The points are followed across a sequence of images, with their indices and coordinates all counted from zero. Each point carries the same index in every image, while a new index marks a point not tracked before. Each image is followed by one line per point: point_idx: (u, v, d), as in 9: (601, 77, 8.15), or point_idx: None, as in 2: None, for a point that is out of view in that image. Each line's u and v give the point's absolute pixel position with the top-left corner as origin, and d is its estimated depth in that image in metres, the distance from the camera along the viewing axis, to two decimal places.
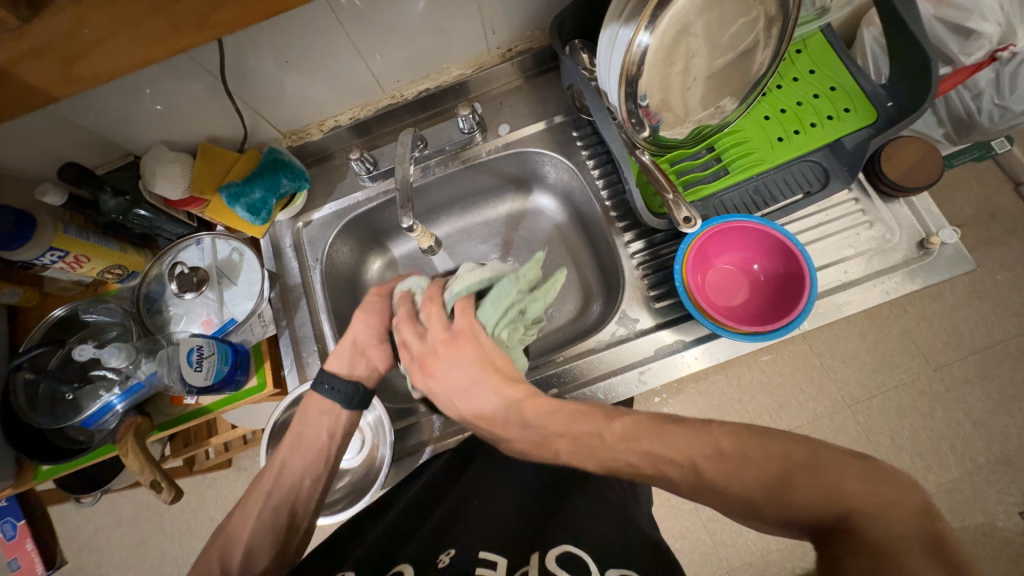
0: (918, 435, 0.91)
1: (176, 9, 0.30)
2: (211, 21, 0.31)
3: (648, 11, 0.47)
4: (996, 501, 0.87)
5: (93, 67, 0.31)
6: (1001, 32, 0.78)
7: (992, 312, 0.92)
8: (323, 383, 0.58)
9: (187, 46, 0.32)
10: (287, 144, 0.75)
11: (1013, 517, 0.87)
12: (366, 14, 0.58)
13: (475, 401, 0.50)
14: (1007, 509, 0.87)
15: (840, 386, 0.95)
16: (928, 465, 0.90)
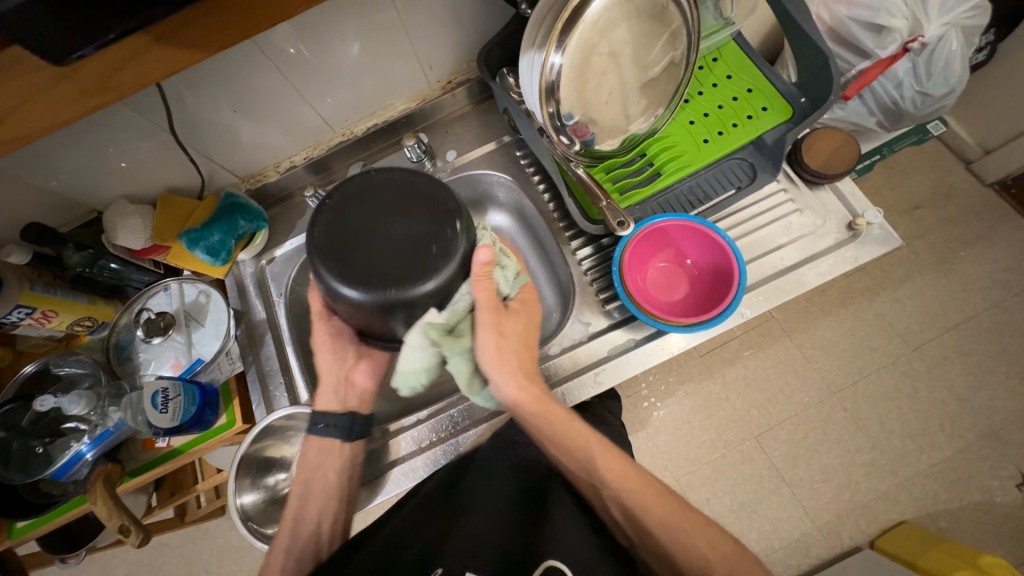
0: (906, 416, 1.10)
1: (77, 76, 0.33)
2: (110, 84, 0.34)
3: (554, 37, 0.51)
4: (993, 478, 1.05)
5: (7, 132, 0.33)
6: (909, 24, 0.83)
7: (961, 290, 1.15)
8: (318, 423, 0.62)
9: (91, 107, 0.35)
10: (245, 187, 0.78)
11: (1010, 490, 1.04)
12: (305, 62, 0.62)
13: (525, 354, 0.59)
14: (1003, 484, 1.04)
15: (824, 375, 1.14)
16: (920, 447, 1.08)
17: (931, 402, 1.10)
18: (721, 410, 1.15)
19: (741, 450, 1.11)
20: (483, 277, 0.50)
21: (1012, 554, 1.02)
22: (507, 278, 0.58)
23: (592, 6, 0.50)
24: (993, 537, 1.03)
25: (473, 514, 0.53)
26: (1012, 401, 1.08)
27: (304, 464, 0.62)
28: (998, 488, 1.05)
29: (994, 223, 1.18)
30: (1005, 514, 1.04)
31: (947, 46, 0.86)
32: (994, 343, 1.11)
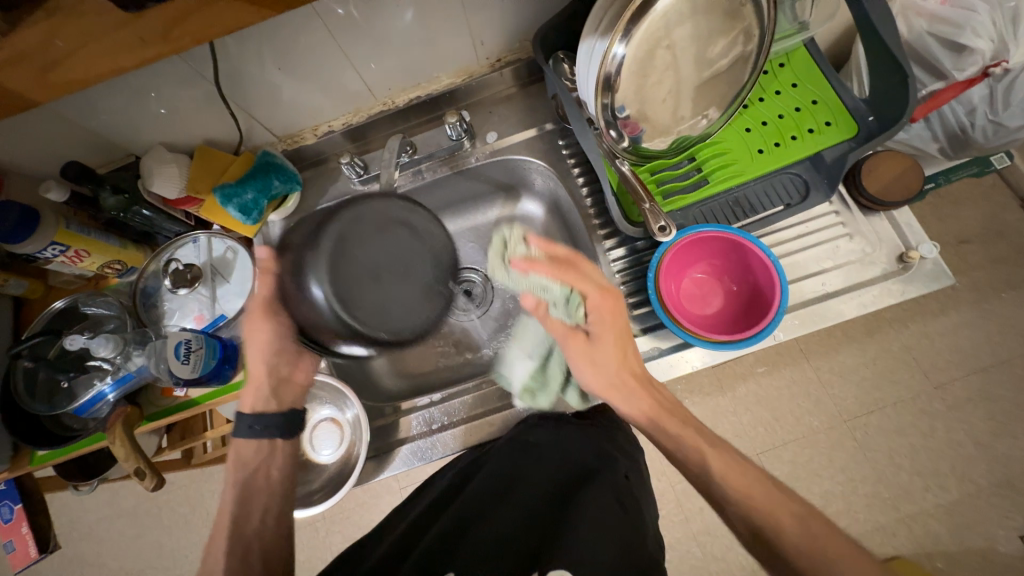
0: (917, 453, 1.07)
1: (136, 26, 0.32)
2: (178, 35, 0.34)
3: (621, 26, 0.48)
4: (999, 526, 1.03)
5: (68, 73, 0.34)
6: (994, 47, 0.77)
7: (997, 332, 1.10)
8: (252, 424, 0.60)
9: (150, 57, 0.35)
10: (281, 147, 0.77)
11: (1015, 541, 1.02)
12: (354, 24, 0.60)
13: (621, 353, 0.57)
14: (1008, 535, 1.02)
15: (838, 402, 1.11)
16: (928, 486, 1.06)
17: (946, 443, 1.07)
18: (726, 423, 1.14)
19: None
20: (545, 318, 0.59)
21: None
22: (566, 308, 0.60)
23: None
24: None
25: (483, 525, 0.55)
26: None
27: (239, 464, 0.60)
28: (1002, 537, 1.02)
29: None
30: (1007, 564, 1.01)
31: None
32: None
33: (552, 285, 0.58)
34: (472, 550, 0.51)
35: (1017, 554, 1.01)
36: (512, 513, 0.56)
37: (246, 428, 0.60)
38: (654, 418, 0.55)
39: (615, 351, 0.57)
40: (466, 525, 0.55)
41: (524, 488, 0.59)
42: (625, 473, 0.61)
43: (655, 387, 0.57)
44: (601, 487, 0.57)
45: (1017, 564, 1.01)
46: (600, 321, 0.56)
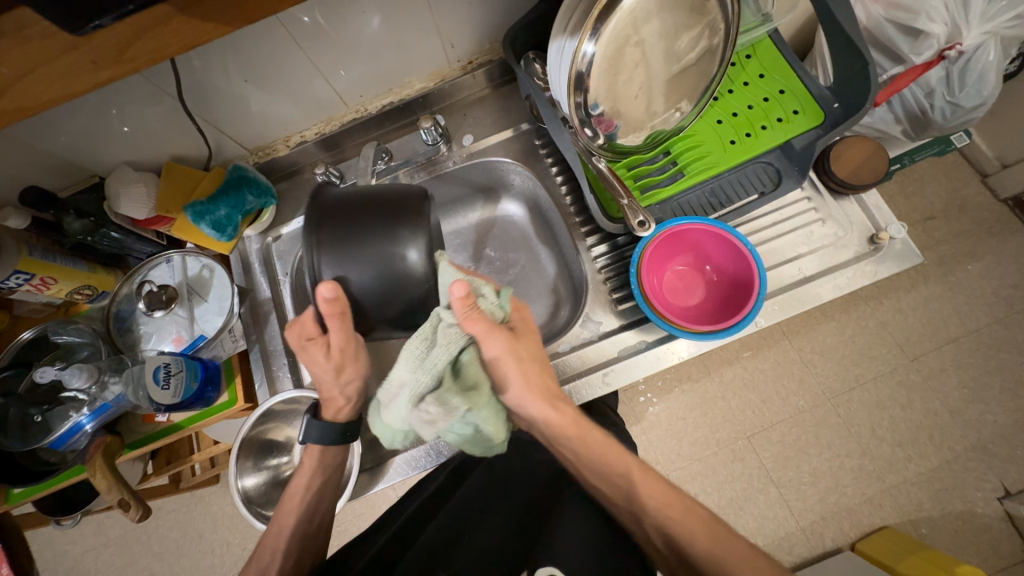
0: (897, 424, 1.11)
1: (88, 48, 0.31)
2: (139, 53, 0.33)
3: (589, 24, 0.48)
4: (977, 490, 1.07)
5: (16, 101, 0.32)
6: (948, 31, 0.80)
7: (965, 303, 1.15)
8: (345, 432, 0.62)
9: (108, 77, 0.34)
10: (253, 161, 0.75)
11: (993, 503, 1.06)
12: (321, 32, 0.59)
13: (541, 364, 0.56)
14: (986, 497, 1.07)
15: (821, 381, 1.15)
16: (908, 456, 1.10)
17: (924, 413, 1.11)
18: (716, 409, 1.17)
19: (733, 449, 1.14)
20: (472, 315, 0.49)
21: (986, 562, 1.05)
22: (495, 302, 0.54)
23: None
24: (971, 546, 1.06)
25: (479, 522, 0.55)
26: (1003, 416, 1.09)
27: (319, 466, 0.61)
28: (980, 499, 1.07)
29: (1006, 237, 1.17)
30: (985, 523, 1.06)
31: (984, 57, 0.83)
32: (992, 357, 1.12)
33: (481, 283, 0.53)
34: (470, 546, 0.52)
35: (994, 514, 1.06)
36: (506, 509, 0.57)
37: (335, 436, 0.60)
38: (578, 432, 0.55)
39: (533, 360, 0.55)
40: (461, 522, 0.55)
41: (515, 487, 0.60)
42: None
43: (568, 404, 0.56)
44: None
45: (994, 523, 1.06)
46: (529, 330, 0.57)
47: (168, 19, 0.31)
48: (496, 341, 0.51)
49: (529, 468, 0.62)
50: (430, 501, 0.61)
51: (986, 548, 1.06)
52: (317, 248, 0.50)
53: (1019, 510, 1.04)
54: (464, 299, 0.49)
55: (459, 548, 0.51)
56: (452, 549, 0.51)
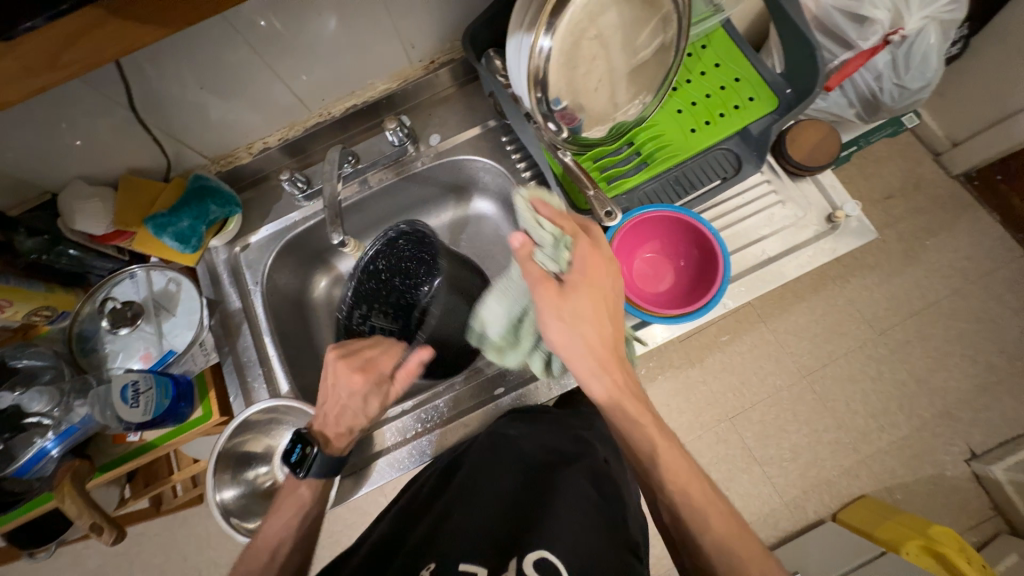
0: (869, 397, 1.16)
1: (19, 52, 0.30)
2: (64, 58, 0.32)
3: (544, 19, 0.49)
4: (946, 453, 1.13)
5: None
6: (891, 17, 0.84)
7: (924, 278, 1.20)
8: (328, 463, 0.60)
9: (43, 85, 0.33)
10: (215, 170, 0.74)
11: (961, 465, 1.12)
12: (276, 35, 0.58)
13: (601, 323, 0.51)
14: (955, 459, 1.12)
15: (794, 359, 1.18)
16: (880, 425, 1.15)
17: (893, 383, 1.16)
18: (698, 393, 1.20)
19: (716, 431, 1.17)
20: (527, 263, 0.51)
21: (957, 520, 1.12)
22: (552, 253, 0.52)
23: None
24: (943, 507, 1.11)
25: (464, 510, 0.54)
26: (965, 382, 1.15)
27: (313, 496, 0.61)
28: (949, 462, 1.12)
29: (958, 211, 1.24)
30: (954, 484, 1.12)
31: (925, 40, 0.87)
32: (954, 327, 1.18)
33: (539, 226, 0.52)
34: (455, 536, 0.50)
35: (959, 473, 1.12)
36: (490, 498, 0.55)
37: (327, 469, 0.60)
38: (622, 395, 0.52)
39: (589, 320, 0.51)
40: (445, 515, 0.54)
41: (499, 478, 0.58)
42: (604, 459, 0.65)
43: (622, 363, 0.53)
44: (583, 472, 0.60)
45: (962, 483, 1.11)
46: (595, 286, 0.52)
47: (99, 23, 0.31)
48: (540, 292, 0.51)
49: (512, 458, 0.61)
50: (417, 500, 0.61)
51: (957, 508, 1.12)
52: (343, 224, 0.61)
53: (983, 469, 1.10)
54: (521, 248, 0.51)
55: (443, 540, 0.50)
56: (436, 535, 0.51)
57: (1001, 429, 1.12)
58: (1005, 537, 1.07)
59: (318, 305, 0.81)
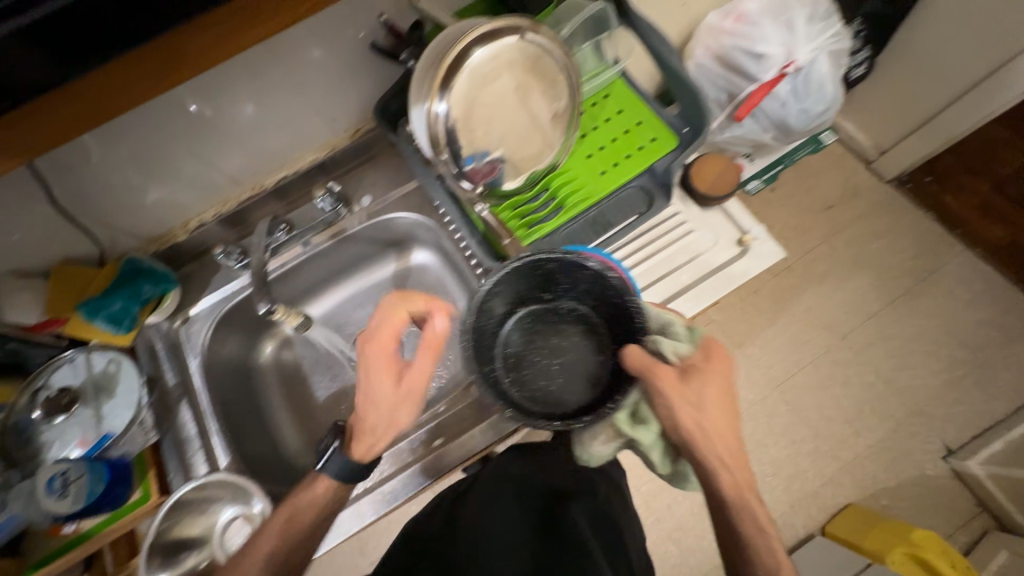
0: (841, 402, 1.37)
1: None
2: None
3: (434, 89, 0.55)
4: (926, 453, 1.32)
5: None
6: (784, 51, 0.94)
7: (852, 297, 1.44)
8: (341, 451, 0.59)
9: None
10: (151, 249, 0.75)
11: (941, 462, 1.31)
12: (195, 121, 0.62)
13: (726, 416, 0.57)
14: (933, 458, 1.31)
15: (765, 370, 1.40)
16: (857, 429, 1.35)
17: (862, 386, 1.38)
18: None
19: None
20: (652, 366, 0.58)
21: (913, 507, 1.29)
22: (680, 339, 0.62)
23: (470, 56, 0.55)
24: (901, 499, 1.29)
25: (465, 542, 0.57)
26: (931, 378, 1.37)
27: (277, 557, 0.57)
28: (929, 462, 1.31)
29: (867, 239, 1.48)
30: (934, 475, 1.30)
31: (818, 69, 0.96)
32: (875, 342, 1.40)
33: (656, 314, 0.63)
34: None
35: (942, 471, 1.30)
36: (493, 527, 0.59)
37: (338, 467, 0.58)
38: (733, 486, 0.55)
39: (718, 410, 0.57)
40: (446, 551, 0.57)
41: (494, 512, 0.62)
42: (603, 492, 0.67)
43: (738, 453, 0.57)
44: (584, 507, 0.61)
45: (941, 474, 1.30)
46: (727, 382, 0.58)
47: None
48: (670, 391, 0.57)
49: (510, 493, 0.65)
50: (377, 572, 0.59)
51: (912, 498, 1.29)
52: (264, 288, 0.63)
53: (959, 464, 1.28)
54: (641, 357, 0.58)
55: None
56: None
57: (972, 423, 1.32)
58: (992, 534, 1.24)
59: (263, 371, 0.81)
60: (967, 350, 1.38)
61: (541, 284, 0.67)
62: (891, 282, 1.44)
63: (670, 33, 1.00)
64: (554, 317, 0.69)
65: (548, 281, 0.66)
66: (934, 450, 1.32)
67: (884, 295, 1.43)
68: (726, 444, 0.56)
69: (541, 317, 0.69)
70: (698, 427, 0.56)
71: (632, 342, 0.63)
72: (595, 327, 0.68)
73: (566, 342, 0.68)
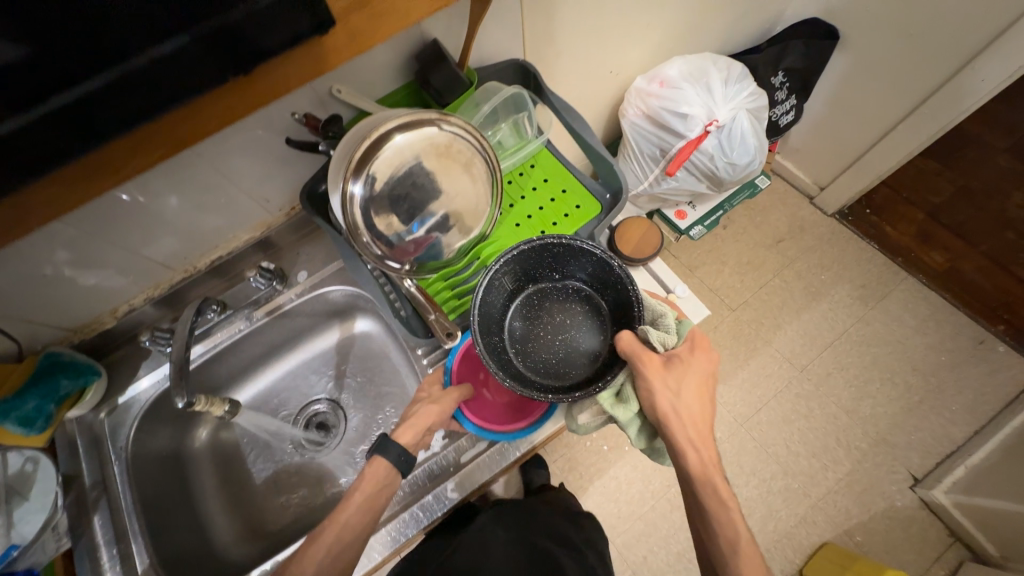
0: (806, 436, 1.37)
1: None
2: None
3: (348, 173, 0.58)
4: (893, 483, 1.32)
5: None
6: (705, 111, 1.00)
7: (807, 329, 1.47)
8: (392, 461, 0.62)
9: None
10: (76, 339, 0.73)
11: (908, 492, 1.31)
12: (114, 216, 0.61)
13: (699, 400, 0.62)
14: (901, 488, 1.32)
15: (729, 407, 1.40)
16: (824, 463, 1.35)
17: (826, 418, 1.39)
18: (646, 461, 1.31)
19: (668, 498, 1.28)
20: (643, 356, 0.61)
21: (886, 540, 1.28)
22: (673, 330, 0.64)
23: (386, 141, 0.59)
24: (874, 533, 1.28)
25: None
26: (890, 405, 1.39)
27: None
28: (897, 492, 1.31)
29: (816, 273, 1.53)
30: (902, 505, 1.30)
31: (739, 126, 1.03)
32: (833, 373, 1.43)
33: (665, 311, 0.65)
34: None
35: (909, 500, 1.31)
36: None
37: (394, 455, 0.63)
38: (698, 460, 0.61)
39: (695, 395, 0.62)
40: None
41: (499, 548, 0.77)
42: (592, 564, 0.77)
43: (704, 433, 0.63)
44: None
45: (909, 504, 1.30)
46: (699, 368, 0.64)
47: None
48: (655, 378, 0.60)
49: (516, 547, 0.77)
50: None
51: (884, 531, 1.29)
52: (181, 377, 0.62)
53: (925, 493, 1.29)
54: (627, 343, 0.62)
55: None
56: None
57: (934, 450, 1.34)
58: (966, 565, 1.23)
59: (198, 458, 0.78)
60: (920, 375, 1.41)
61: (550, 264, 0.70)
62: (843, 312, 1.48)
63: (602, 96, 1.06)
64: (562, 295, 0.73)
65: (557, 262, 0.70)
66: (901, 479, 1.32)
67: (837, 326, 1.47)
68: (699, 423, 0.62)
69: (552, 295, 0.73)
70: (686, 408, 0.61)
71: (626, 328, 0.67)
72: (598, 307, 0.71)
73: (568, 319, 0.71)
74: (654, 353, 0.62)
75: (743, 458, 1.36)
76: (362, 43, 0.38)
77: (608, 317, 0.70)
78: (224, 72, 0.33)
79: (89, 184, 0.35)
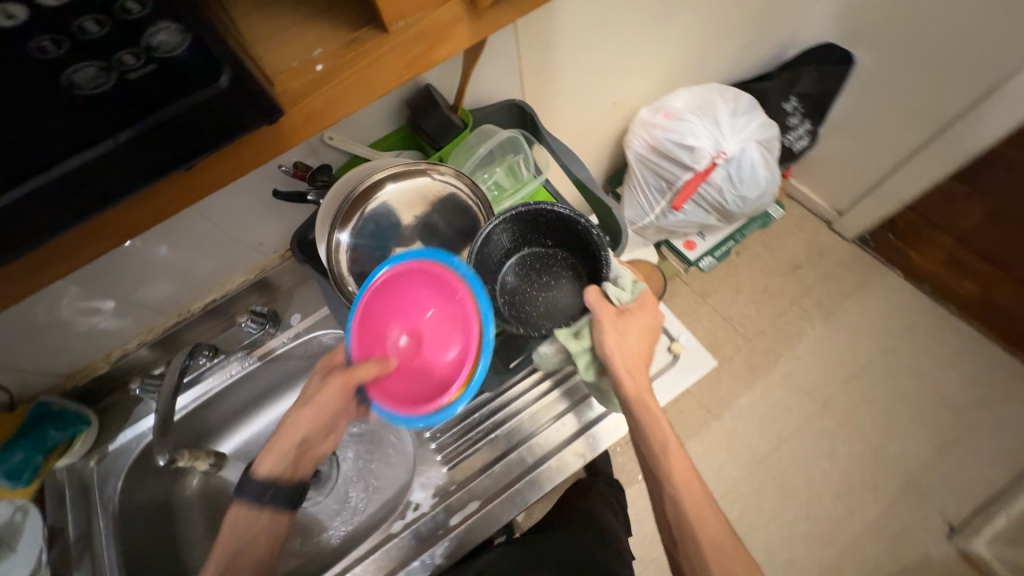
0: (829, 476, 1.29)
1: None
2: None
3: (333, 224, 0.58)
4: (929, 532, 1.22)
5: None
6: (712, 143, 0.97)
7: (828, 361, 1.40)
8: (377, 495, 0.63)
9: None
10: (70, 384, 0.72)
11: (945, 542, 1.21)
12: (105, 266, 0.61)
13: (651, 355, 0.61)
14: (937, 538, 1.22)
15: (746, 444, 1.33)
16: (850, 507, 1.26)
17: (850, 457, 1.30)
18: None
19: None
20: (598, 301, 0.60)
21: None
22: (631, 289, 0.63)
23: (376, 191, 0.59)
24: None
25: None
26: (921, 445, 1.30)
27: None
28: (932, 542, 1.21)
29: (836, 301, 1.46)
30: (939, 556, 1.20)
31: (748, 157, 0.99)
32: (857, 408, 1.35)
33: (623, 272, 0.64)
34: None
35: (947, 551, 1.20)
36: None
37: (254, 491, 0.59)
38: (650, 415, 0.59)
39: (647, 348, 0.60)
40: None
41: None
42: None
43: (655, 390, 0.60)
44: None
45: (947, 555, 1.20)
46: (651, 324, 0.61)
47: None
48: (608, 324, 0.59)
49: None
50: None
51: None
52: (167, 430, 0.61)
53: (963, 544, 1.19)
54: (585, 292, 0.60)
55: None
56: None
57: (972, 495, 1.24)
58: None
59: (187, 506, 0.77)
60: (953, 412, 1.32)
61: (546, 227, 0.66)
62: (865, 343, 1.41)
63: (606, 129, 1.04)
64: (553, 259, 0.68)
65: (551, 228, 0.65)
66: (936, 527, 1.22)
67: (860, 358, 1.39)
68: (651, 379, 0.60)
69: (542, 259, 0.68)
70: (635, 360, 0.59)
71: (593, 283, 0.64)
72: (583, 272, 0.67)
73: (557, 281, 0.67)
74: (609, 304, 0.60)
75: (761, 499, 1.28)
76: (317, 125, 0.38)
77: (590, 280, 0.65)
78: (158, 169, 0.33)
79: (43, 271, 0.35)
